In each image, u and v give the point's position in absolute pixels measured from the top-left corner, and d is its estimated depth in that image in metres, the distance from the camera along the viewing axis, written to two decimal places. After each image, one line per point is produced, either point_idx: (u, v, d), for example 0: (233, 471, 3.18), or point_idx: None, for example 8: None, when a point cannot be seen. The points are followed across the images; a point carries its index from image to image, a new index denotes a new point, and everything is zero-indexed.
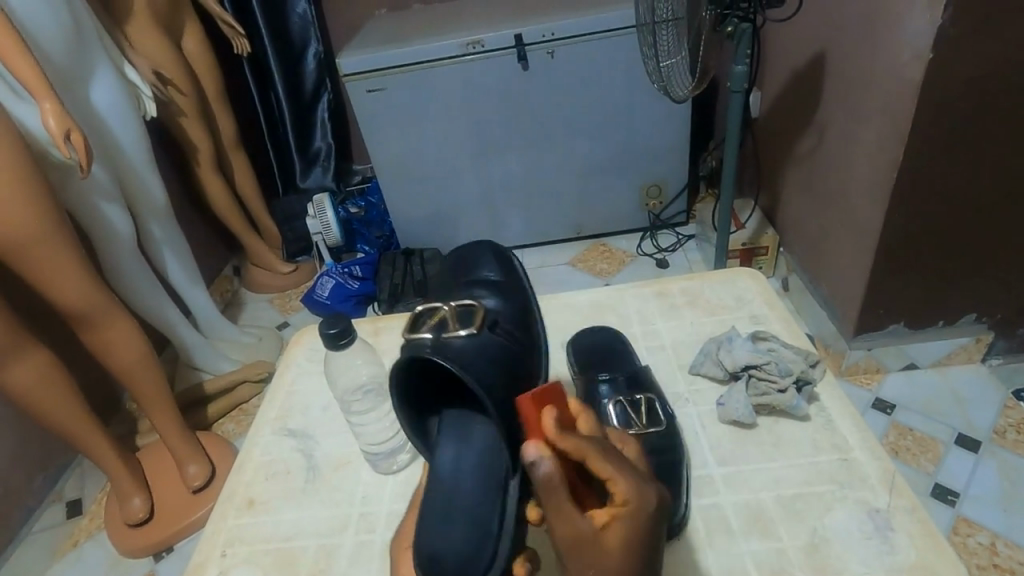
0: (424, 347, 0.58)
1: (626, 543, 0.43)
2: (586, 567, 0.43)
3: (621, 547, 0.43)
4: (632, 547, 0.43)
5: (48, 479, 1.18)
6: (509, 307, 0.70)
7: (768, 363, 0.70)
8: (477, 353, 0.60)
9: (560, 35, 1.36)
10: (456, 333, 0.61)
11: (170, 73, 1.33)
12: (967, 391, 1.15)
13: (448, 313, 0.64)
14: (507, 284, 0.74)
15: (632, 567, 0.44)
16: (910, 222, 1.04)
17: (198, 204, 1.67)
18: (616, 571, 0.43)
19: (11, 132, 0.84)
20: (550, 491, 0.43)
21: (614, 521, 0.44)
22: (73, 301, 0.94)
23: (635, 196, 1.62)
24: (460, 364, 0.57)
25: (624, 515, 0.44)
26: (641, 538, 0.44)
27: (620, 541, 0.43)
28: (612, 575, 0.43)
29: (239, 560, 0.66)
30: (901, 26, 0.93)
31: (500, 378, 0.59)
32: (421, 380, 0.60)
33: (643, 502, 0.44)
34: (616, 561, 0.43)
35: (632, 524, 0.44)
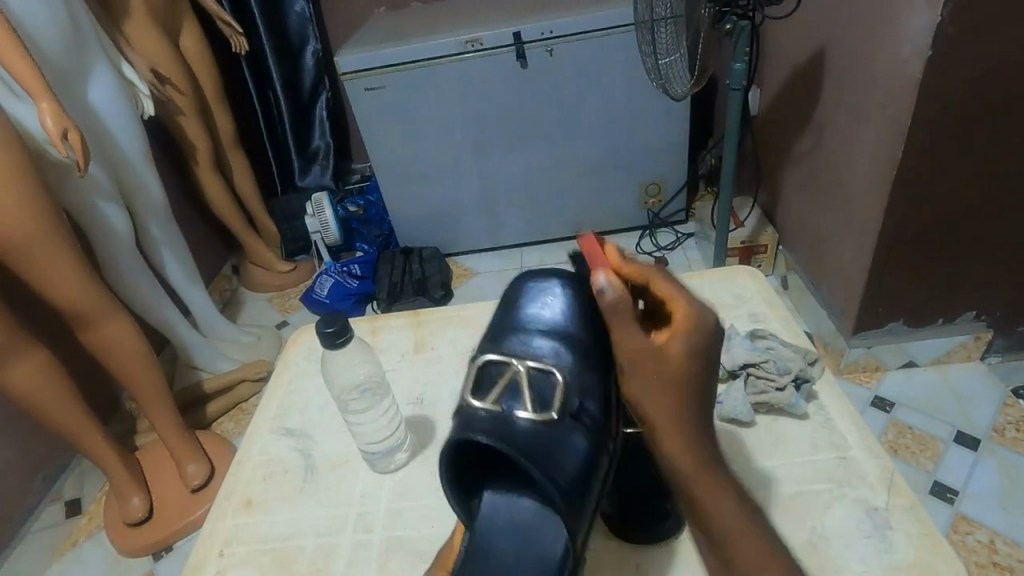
0: (475, 424, 0.48)
1: (686, 353, 0.46)
2: (654, 378, 0.46)
3: (684, 350, 0.46)
4: (696, 351, 0.46)
5: (46, 478, 1.18)
6: (587, 382, 0.53)
7: (766, 362, 0.71)
8: (546, 438, 0.49)
9: (559, 33, 1.36)
10: (523, 411, 0.49)
11: (168, 72, 1.33)
12: (967, 389, 1.15)
13: (517, 378, 0.52)
14: (586, 351, 0.55)
15: (696, 384, 0.46)
16: (909, 221, 1.04)
17: (197, 203, 1.66)
18: (681, 379, 0.46)
19: (9, 131, 0.84)
20: (615, 311, 0.48)
21: (672, 328, 0.47)
22: (71, 301, 0.94)
23: (634, 194, 1.62)
24: (519, 452, 0.47)
25: (681, 322, 0.47)
26: (701, 349, 0.47)
27: (683, 346, 0.46)
28: (677, 377, 0.46)
29: (237, 560, 0.65)
30: (900, 24, 0.93)
31: (568, 471, 0.48)
32: (468, 454, 0.51)
33: (699, 317, 0.47)
34: (679, 361, 0.46)
35: (692, 331, 0.47)
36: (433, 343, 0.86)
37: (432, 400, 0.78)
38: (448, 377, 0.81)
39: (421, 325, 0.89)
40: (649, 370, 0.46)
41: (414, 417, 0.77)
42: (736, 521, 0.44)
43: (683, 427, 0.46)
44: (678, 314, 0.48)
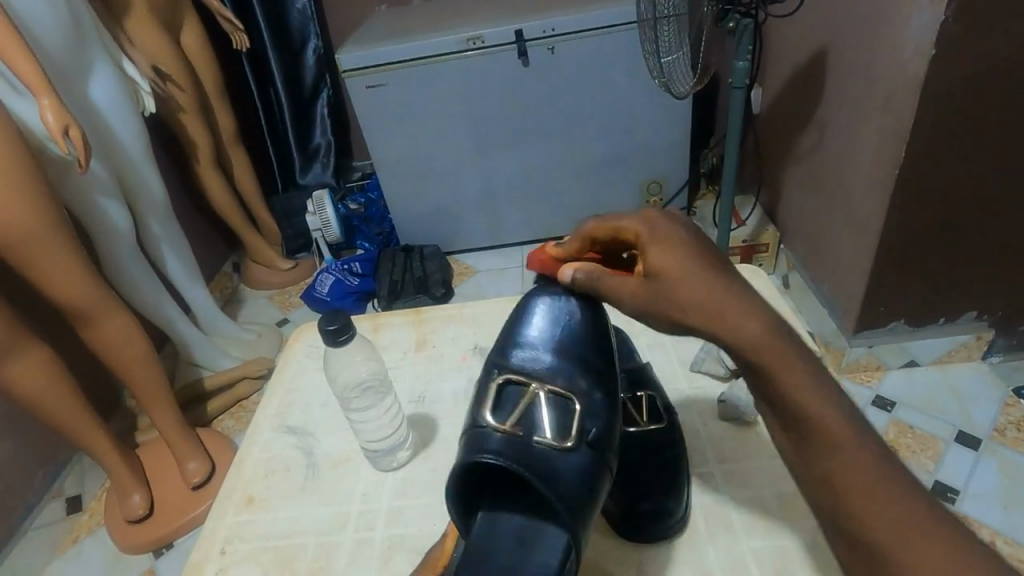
0: (486, 445, 0.49)
1: (665, 251, 0.49)
2: (669, 286, 0.47)
3: (662, 245, 0.49)
4: (679, 240, 0.50)
5: (47, 475, 1.17)
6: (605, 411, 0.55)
7: None
8: (561, 462, 0.49)
9: (561, 30, 1.36)
10: (542, 435, 0.50)
11: (169, 69, 1.32)
12: (968, 388, 1.15)
13: (538, 400, 0.53)
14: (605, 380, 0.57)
15: (703, 264, 0.48)
16: (912, 220, 1.03)
17: (197, 200, 1.66)
18: (686, 267, 0.48)
19: (9, 127, 0.84)
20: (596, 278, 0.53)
21: (641, 238, 0.51)
22: (71, 298, 0.94)
23: (636, 193, 1.62)
24: (531, 470, 0.48)
25: (644, 237, 0.51)
26: (679, 233, 0.51)
27: (661, 241, 0.50)
28: (685, 270, 0.47)
29: (238, 559, 0.65)
30: (904, 22, 0.92)
31: (580, 491, 0.49)
32: (478, 473, 0.51)
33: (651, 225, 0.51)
34: (672, 253, 0.48)
35: (662, 228, 0.51)
36: (434, 341, 0.86)
37: (433, 398, 0.78)
38: (450, 375, 0.81)
39: (422, 323, 0.88)
40: (659, 281, 0.48)
41: (415, 415, 0.77)
42: (821, 407, 0.43)
43: (725, 309, 0.45)
44: (632, 228, 0.53)
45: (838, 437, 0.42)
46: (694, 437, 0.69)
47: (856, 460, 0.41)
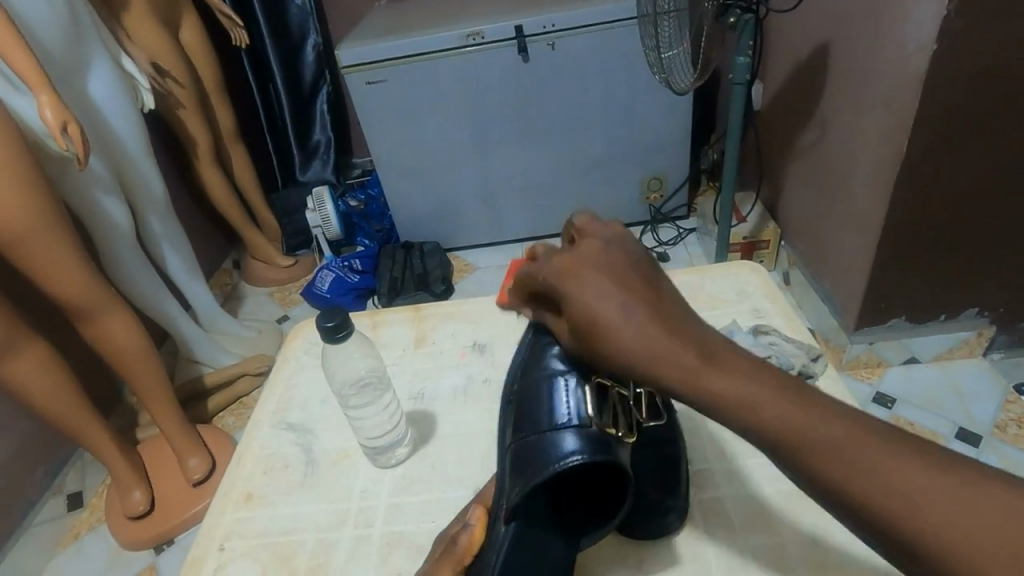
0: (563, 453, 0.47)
1: (600, 306, 0.42)
2: (601, 339, 0.42)
3: (585, 290, 0.43)
4: (595, 275, 0.43)
5: (48, 472, 1.18)
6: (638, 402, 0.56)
7: (769, 357, 0.70)
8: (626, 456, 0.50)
9: (561, 26, 1.35)
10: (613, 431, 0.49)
11: (168, 65, 1.32)
12: (969, 384, 1.15)
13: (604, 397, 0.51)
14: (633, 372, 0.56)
15: (623, 295, 0.42)
16: (913, 216, 1.03)
17: (196, 197, 1.65)
18: (613, 319, 0.41)
19: (7, 124, 0.83)
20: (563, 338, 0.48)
21: (553, 283, 0.46)
22: (71, 295, 0.94)
23: (636, 189, 1.61)
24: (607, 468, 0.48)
25: (575, 285, 0.44)
26: (597, 265, 0.44)
27: (575, 282, 0.43)
28: (613, 319, 0.41)
29: (237, 555, 0.65)
30: (906, 16, 0.92)
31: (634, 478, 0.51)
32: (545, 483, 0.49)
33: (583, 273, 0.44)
34: (589, 304, 0.42)
35: (581, 258, 0.45)
36: (434, 337, 0.86)
37: (433, 395, 0.78)
38: (449, 371, 0.81)
39: (421, 319, 0.88)
40: (586, 335, 0.43)
41: (415, 411, 0.76)
42: None
43: (673, 351, 0.40)
44: (549, 278, 0.46)
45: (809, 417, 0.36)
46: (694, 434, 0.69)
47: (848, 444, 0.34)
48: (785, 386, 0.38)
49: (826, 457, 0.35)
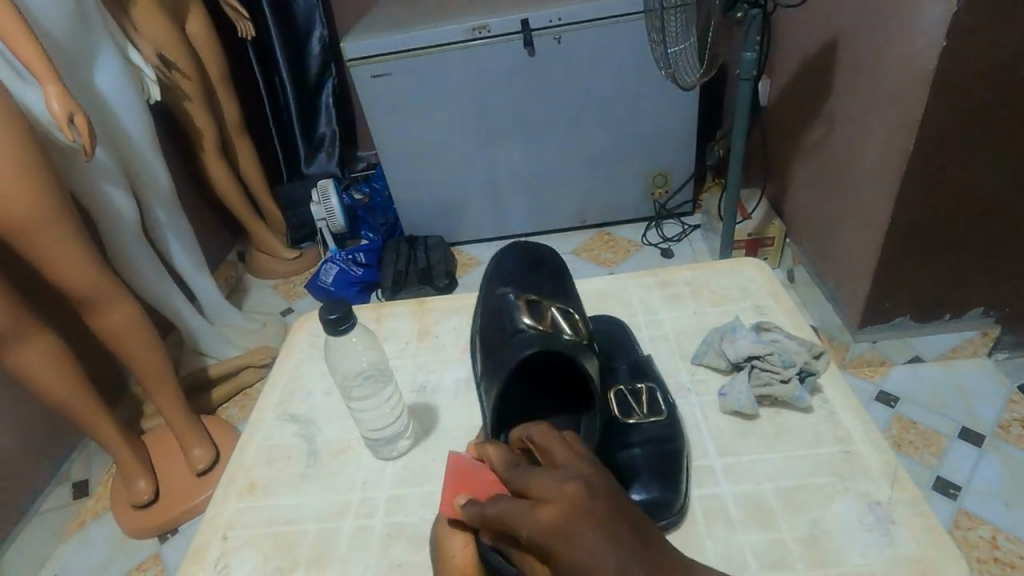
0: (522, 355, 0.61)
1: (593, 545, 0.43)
2: (543, 535, 0.45)
3: (551, 502, 0.46)
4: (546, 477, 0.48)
5: (54, 460, 1.18)
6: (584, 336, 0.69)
7: (771, 354, 0.70)
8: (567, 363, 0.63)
9: (567, 20, 1.34)
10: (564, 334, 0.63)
11: (175, 57, 1.32)
12: (972, 384, 1.15)
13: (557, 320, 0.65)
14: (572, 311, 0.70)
15: (562, 496, 0.46)
16: (921, 215, 1.03)
17: (201, 189, 1.66)
18: (574, 518, 0.44)
19: (15, 114, 0.84)
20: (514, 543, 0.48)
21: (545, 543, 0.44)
22: (77, 286, 0.95)
23: (642, 184, 1.61)
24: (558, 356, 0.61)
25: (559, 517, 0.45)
26: (564, 461, 0.50)
27: (519, 505, 0.47)
28: (541, 513, 0.45)
29: (240, 544, 0.66)
30: (916, 12, 0.91)
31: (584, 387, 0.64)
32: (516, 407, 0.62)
33: (570, 497, 0.46)
34: (561, 524, 0.44)
35: (566, 499, 0.46)
36: (436, 331, 0.86)
37: (435, 388, 0.79)
38: (451, 365, 0.81)
39: (424, 313, 0.89)
40: (549, 546, 0.44)
41: (417, 404, 0.77)
42: None
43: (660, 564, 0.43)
44: (516, 485, 0.50)
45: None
46: (696, 430, 0.69)
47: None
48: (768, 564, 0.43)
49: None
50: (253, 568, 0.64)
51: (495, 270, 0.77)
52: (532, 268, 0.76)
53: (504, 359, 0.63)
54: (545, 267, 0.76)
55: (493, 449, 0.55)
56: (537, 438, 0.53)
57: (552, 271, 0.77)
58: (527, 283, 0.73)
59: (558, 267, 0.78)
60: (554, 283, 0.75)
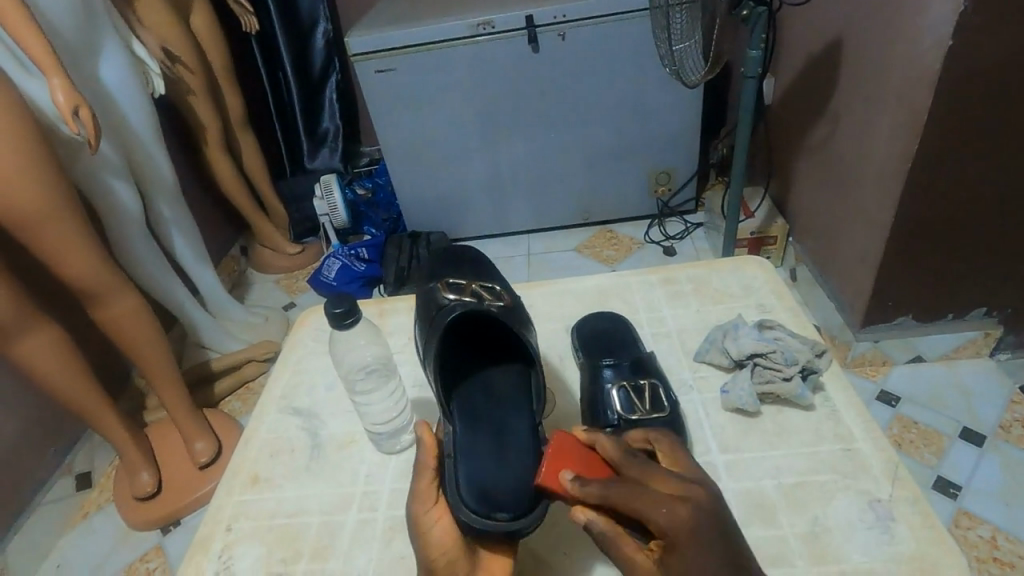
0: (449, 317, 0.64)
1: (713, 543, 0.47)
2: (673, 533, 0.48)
3: (688, 499, 0.49)
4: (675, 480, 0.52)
5: (58, 452, 1.19)
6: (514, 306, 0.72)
7: (774, 352, 0.70)
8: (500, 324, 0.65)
9: (572, 16, 1.34)
10: (490, 300, 0.66)
11: (179, 51, 1.32)
12: (973, 384, 1.15)
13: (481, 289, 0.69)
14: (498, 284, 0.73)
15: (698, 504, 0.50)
16: (923, 214, 1.03)
17: (205, 183, 1.66)
18: (701, 518, 0.48)
19: (20, 106, 0.84)
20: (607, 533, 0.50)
21: (670, 533, 0.48)
22: (82, 278, 0.95)
23: (644, 182, 1.61)
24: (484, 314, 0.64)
25: (688, 511, 0.48)
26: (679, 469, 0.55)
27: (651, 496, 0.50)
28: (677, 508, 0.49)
29: (244, 536, 0.66)
30: (922, 12, 0.91)
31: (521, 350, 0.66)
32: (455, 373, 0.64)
33: (698, 497, 0.50)
34: (696, 522, 0.48)
35: (698, 501, 0.49)
36: None
37: None
38: None
39: None
40: (676, 539, 0.47)
41: (420, 399, 0.77)
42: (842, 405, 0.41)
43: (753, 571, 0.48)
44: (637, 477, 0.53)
45: None
46: (697, 427, 0.69)
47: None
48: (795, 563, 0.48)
49: None
50: (256, 560, 0.64)
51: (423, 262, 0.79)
52: (452, 256, 0.78)
53: (434, 329, 0.64)
54: (463, 254, 0.79)
55: (610, 438, 0.56)
56: (664, 447, 0.57)
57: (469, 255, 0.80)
58: (453, 268, 0.76)
59: (478, 252, 0.80)
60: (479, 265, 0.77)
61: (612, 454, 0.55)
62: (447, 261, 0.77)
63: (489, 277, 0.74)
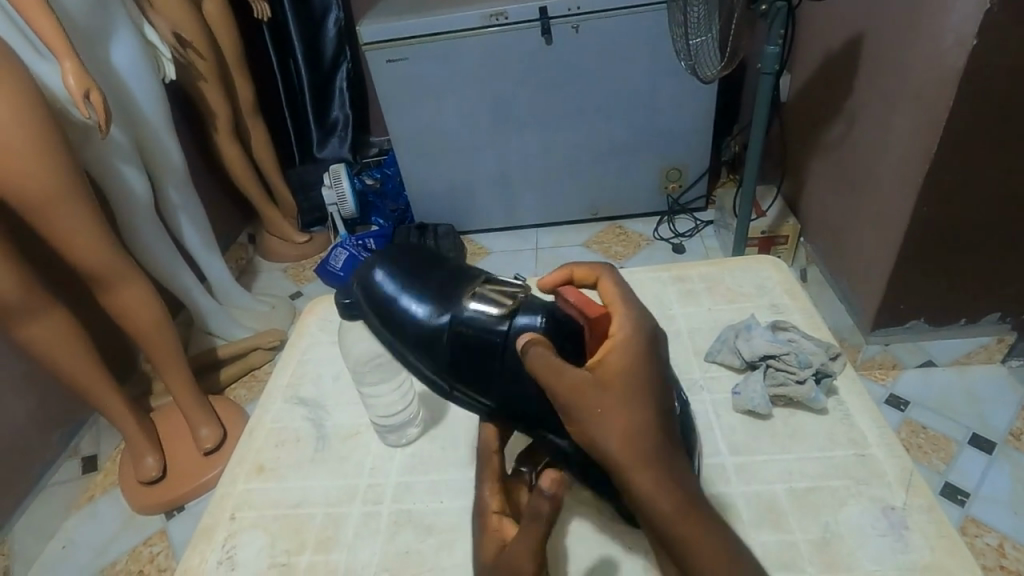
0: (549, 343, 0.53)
1: (611, 374, 0.48)
2: (621, 454, 0.46)
3: (619, 356, 0.48)
4: (627, 393, 0.47)
5: (64, 434, 1.20)
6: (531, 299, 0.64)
7: (787, 353, 0.69)
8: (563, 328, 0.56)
9: (586, 9, 1.32)
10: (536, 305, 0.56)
11: (190, 35, 1.32)
12: (985, 389, 1.13)
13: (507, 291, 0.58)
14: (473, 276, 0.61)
15: (643, 430, 0.47)
16: (941, 216, 1.01)
17: (214, 170, 1.66)
18: (630, 371, 0.48)
19: (31, 88, 0.83)
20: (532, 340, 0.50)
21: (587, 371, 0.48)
22: (91, 264, 0.95)
23: (655, 178, 1.59)
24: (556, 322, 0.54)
25: (615, 352, 0.49)
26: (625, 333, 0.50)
27: (593, 404, 0.47)
28: (620, 430, 0.46)
29: (247, 525, 0.66)
30: (945, 10, 0.89)
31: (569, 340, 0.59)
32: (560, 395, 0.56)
33: (632, 338, 0.49)
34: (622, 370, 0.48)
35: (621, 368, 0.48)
36: None
37: None
38: None
39: None
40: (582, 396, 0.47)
41: (426, 392, 0.77)
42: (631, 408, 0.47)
43: (636, 441, 0.46)
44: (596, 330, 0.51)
45: (686, 516, 0.45)
46: (706, 426, 0.68)
47: (681, 520, 0.45)
48: (680, 496, 0.46)
49: (672, 516, 0.45)
50: (259, 550, 0.64)
51: (367, 291, 0.59)
52: (409, 281, 0.59)
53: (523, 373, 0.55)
54: (401, 259, 0.61)
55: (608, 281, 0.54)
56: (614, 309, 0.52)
57: (411, 260, 0.61)
58: (411, 281, 0.59)
59: (406, 247, 0.62)
60: (429, 258, 0.62)
61: (610, 292, 0.53)
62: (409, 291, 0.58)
63: (463, 274, 0.60)
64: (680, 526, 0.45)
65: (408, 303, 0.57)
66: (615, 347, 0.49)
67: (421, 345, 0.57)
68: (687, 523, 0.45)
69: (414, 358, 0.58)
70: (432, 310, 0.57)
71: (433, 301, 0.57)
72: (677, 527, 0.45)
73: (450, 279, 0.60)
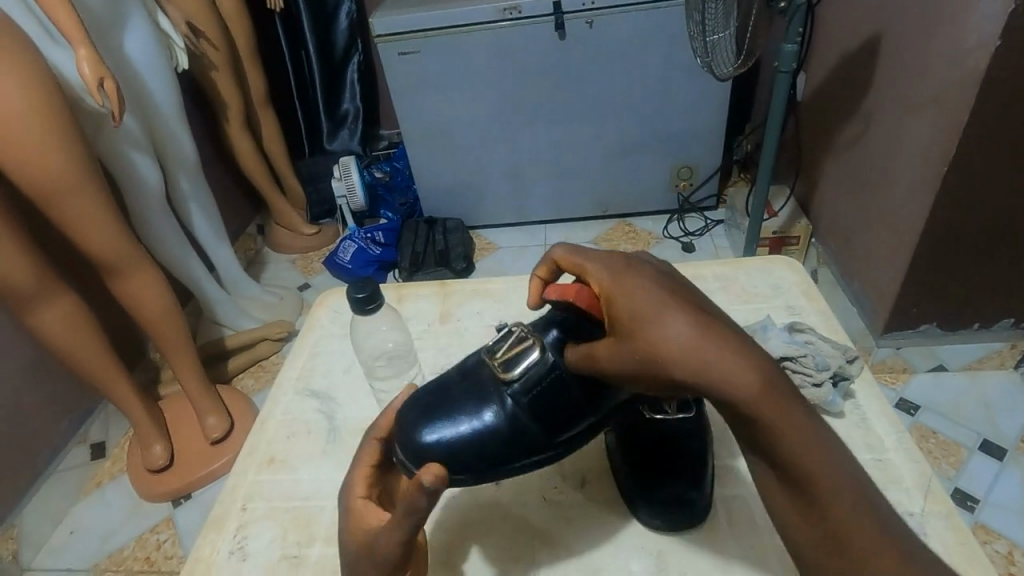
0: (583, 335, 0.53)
1: (627, 312, 0.44)
2: (682, 365, 0.40)
3: (624, 294, 0.46)
4: (650, 312, 0.43)
5: (73, 421, 1.20)
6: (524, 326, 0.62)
7: (804, 356, 0.67)
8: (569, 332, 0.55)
9: (601, 4, 1.31)
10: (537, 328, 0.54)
11: (203, 25, 1.32)
12: (997, 396, 1.12)
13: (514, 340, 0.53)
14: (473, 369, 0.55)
15: (700, 326, 0.40)
16: (958, 218, 1.00)
17: (225, 160, 1.66)
18: (640, 296, 0.44)
19: (46, 74, 0.83)
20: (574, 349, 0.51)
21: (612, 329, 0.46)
22: (103, 252, 0.95)
23: (667, 175, 1.58)
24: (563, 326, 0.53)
25: (614, 293, 0.46)
26: (614, 276, 0.48)
27: (632, 349, 0.43)
28: (677, 336, 0.40)
29: (258, 516, 0.66)
30: (968, 10, 0.87)
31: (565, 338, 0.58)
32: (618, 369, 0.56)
33: (618, 278, 0.47)
34: (632, 300, 0.44)
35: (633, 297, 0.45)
36: (459, 314, 0.85)
37: None
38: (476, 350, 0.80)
39: (447, 295, 0.88)
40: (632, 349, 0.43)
41: None
42: (657, 315, 0.42)
43: (692, 348, 0.40)
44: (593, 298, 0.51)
45: (782, 410, 0.38)
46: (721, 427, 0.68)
47: (775, 410, 0.38)
48: (769, 383, 0.39)
49: (769, 414, 0.38)
50: (270, 541, 0.64)
51: (432, 456, 0.51)
52: (452, 420, 0.52)
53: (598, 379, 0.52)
54: (418, 418, 0.52)
55: (567, 256, 0.55)
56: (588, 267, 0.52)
57: (425, 410, 0.53)
58: (450, 414, 0.52)
59: (411, 406, 0.54)
60: (430, 394, 0.54)
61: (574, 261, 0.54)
62: (462, 428, 0.51)
63: (472, 376, 0.55)
64: (769, 410, 0.38)
65: (473, 426, 0.51)
66: (612, 292, 0.47)
67: (514, 448, 0.52)
68: (784, 414, 0.38)
69: (513, 463, 0.52)
70: (501, 411, 0.51)
71: (488, 406, 0.52)
72: (772, 416, 0.38)
73: (468, 382, 0.54)
